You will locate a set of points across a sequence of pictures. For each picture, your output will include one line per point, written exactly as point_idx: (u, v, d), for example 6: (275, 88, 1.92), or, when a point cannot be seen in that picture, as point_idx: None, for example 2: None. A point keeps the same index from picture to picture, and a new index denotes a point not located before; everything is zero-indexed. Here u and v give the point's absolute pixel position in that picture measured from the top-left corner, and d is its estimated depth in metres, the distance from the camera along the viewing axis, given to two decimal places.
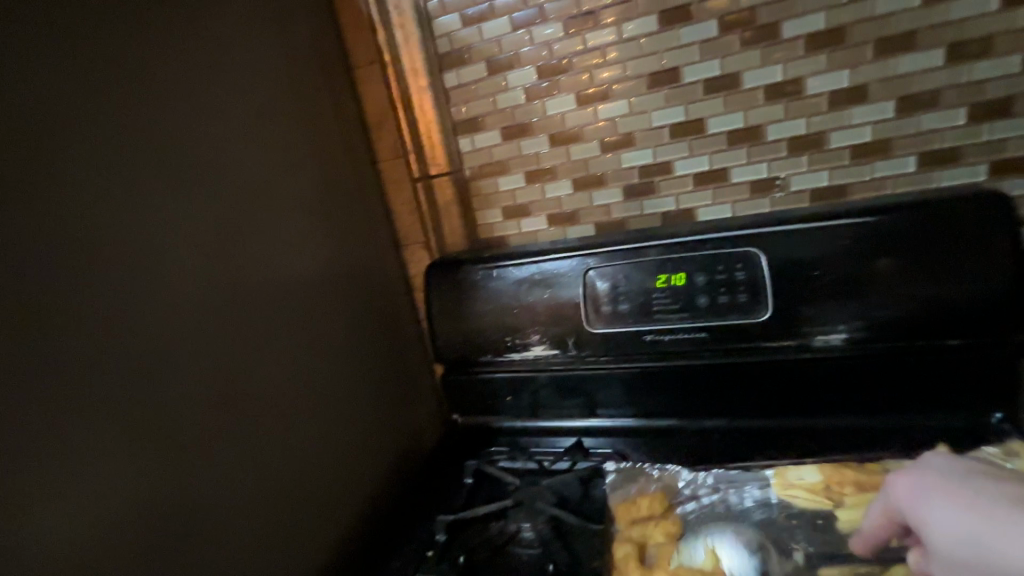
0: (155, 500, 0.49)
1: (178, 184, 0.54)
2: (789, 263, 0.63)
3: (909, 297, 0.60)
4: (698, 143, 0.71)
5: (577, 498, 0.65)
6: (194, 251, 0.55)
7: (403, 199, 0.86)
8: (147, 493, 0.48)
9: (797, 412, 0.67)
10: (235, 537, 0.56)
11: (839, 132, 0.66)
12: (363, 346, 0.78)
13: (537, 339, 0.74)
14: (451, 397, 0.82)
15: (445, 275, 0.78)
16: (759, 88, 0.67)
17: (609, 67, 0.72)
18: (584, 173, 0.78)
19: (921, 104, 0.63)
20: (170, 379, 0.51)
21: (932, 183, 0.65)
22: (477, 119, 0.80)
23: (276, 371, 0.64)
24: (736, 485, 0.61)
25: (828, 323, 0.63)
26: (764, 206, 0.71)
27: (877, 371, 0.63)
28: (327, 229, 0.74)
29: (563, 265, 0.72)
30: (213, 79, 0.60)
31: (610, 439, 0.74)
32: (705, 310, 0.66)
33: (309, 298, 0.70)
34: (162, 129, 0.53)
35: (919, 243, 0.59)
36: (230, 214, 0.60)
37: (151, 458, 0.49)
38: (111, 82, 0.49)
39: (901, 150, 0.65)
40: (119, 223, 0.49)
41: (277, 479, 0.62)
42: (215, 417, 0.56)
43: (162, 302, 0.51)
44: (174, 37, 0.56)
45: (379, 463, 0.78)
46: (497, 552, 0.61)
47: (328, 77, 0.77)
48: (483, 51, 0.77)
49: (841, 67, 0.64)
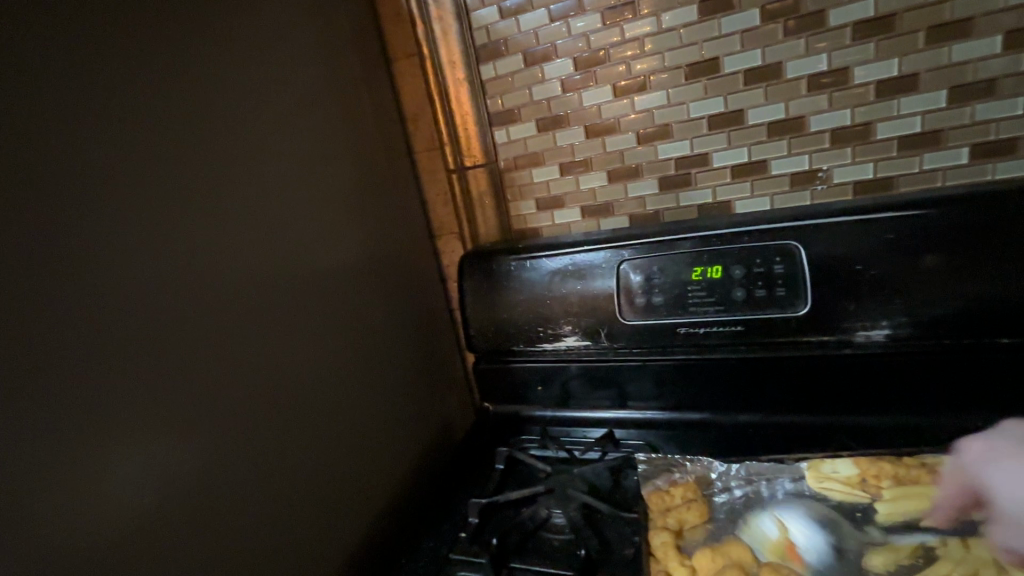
0: (202, 474, 0.52)
1: (227, 177, 0.58)
2: (830, 257, 0.62)
3: (955, 293, 0.58)
4: (736, 134, 0.70)
5: (608, 487, 0.66)
6: (241, 240, 0.58)
7: (438, 189, 0.88)
8: (196, 467, 0.52)
9: (836, 409, 0.66)
10: (272, 512, 0.59)
11: (886, 123, 0.64)
12: (396, 333, 0.80)
13: (569, 330, 0.74)
14: (482, 385, 0.83)
15: (478, 264, 0.80)
16: (803, 78, 0.66)
17: (646, 58, 0.72)
18: (619, 165, 0.77)
19: (975, 93, 0.60)
20: (217, 360, 0.54)
21: (986, 175, 0.62)
22: (512, 111, 0.81)
23: (314, 354, 0.66)
24: (768, 477, 0.60)
25: (869, 318, 0.61)
26: (806, 198, 0.70)
27: (921, 368, 0.61)
28: (364, 218, 0.77)
29: (596, 256, 0.72)
30: (258, 76, 0.62)
31: (641, 432, 0.75)
32: (741, 303, 0.66)
33: (347, 285, 0.72)
34: (212, 126, 0.57)
35: (968, 237, 0.57)
36: (272, 204, 0.63)
37: (198, 434, 0.52)
38: (166, 81, 0.52)
39: (953, 141, 0.63)
40: (171, 214, 0.52)
41: (317, 458, 0.65)
42: (258, 397, 0.59)
43: (206, 289, 0.54)
44: (225, 36, 0.59)
45: (411, 448, 0.80)
46: (529, 537, 0.62)
47: (367, 71, 0.79)
48: (520, 43, 0.77)
49: (888, 56, 0.62)
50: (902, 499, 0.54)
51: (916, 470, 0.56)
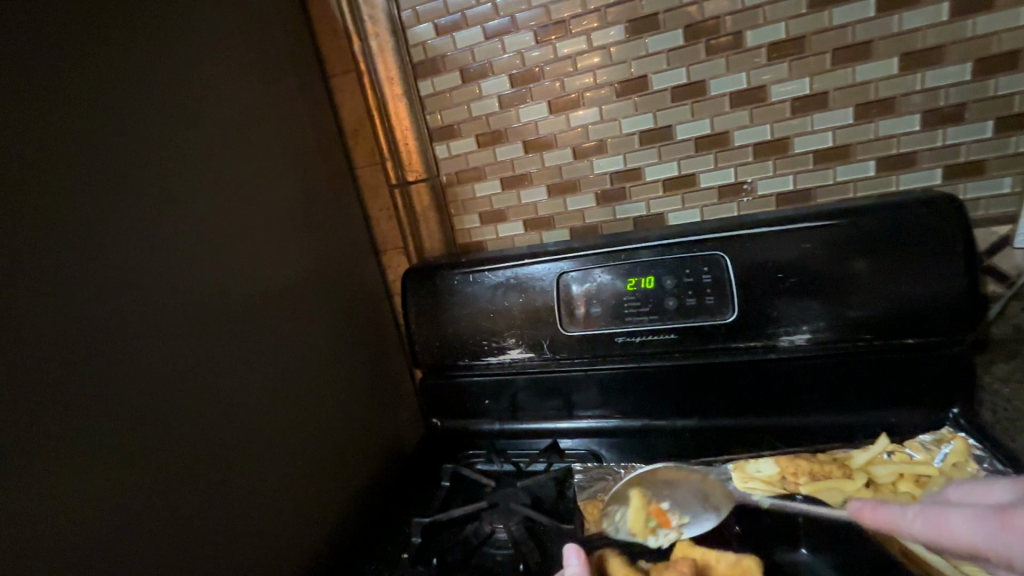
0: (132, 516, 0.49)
1: (158, 198, 0.55)
2: (756, 266, 0.65)
3: (868, 296, 0.62)
4: (667, 149, 0.73)
5: (552, 499, 0.67)
6: (175, 265, 0.56)
7: (381, 203, 0.87)
8: (129, 508, 0.48)
9: (767, 411, 0.69)
10: (209, 548, 0.55)
11: (802, 138, 0.68)
12: (341, 351, 0.79)
13: (513, 343, 0.75)
14: (430, 401, 0.83)
15: (421, 279, 0.79)
16: (726, 95, 0.69)
17: (581, 75, 0.73)
18: (558, 179, 0.79)
19: (879, 110, 0.65)
20: (152, 393, 0.52)
21: (891, 186, 0.67)
22: (452, 125, 0.82)
23: (253, 378, 0.64)
24: (698, 479, 0.62)
25: (793, 323, 0.64)
26: (733, 209, 0.73)
27: (840, 368, 0.65)
28: (306, 236, 0.75)
29: (537, 269, 0.73)
30: (188, 91, 0.60)
31: (584, 440, 0.76)
32: (675, 312, 0.68)
33: (289, 305, 0.71)
34: (139, 144, 0.54)
35: (877, 245, 0.61)
36: (205, 224, 0.60)
37: (130, 474, 0.49)
38: (89, 97, 0.49)
39: (862, 154, 0.67)
40: (95, 237, 0.48)
41: (261, 487, 0.63)
42: (195, 427, 0.56)
43: (135, 317, 0.51)
44: (150, 50, 0.56)
45: (358, 468, 0.79)
46: (472, 553, 0.62)
47: (302, 84, 0.78)
48: (457, 60, 0.78)
49: (802, 75, 0.66)
50: (816, 493, 0.56)
51: (829, 465, 0.59)
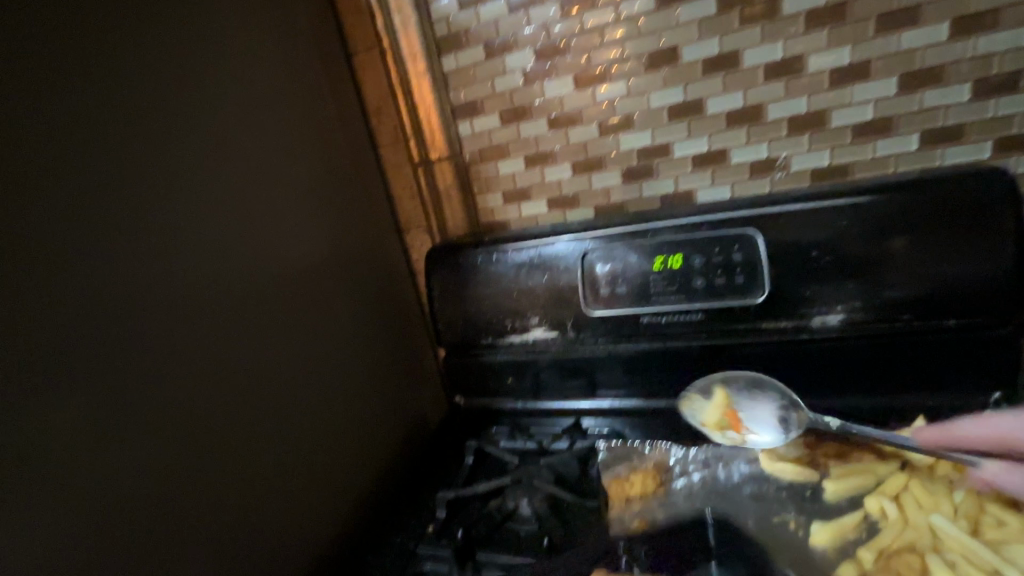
0: (164, 482, 0.51)
1: (186, 176, 0.56)
2: (787, 245, 0.63)
3: (907, 276, 0.60)
4: (697, 124, 0.71)
5: (575, 476, 0.67)
6: (203, 242, 0.57)
7: (404, 182, 0.87)
8: (161, 474, 0.51)
9: (796, 392, 0.67)
10: (239, 515, 0.58)
11: (840, 111, 0.65)
12: (365, 328, 0.80)
13: (537, 322, 0.75)
14: (453, 379, 0.84)
15: (445, 258, 0.79)
16: (760, 67, 0.66)
17: (608, 48, 0.71)
18: (583, 156, 0.78)
19: (924, 80, 0.61)
20: (180, 366, 0.53)
21: (934, 161, 0.64)
22: (475, 102, 0.81)
23: (280, 353, 0.65)
24: (725, 459, 0.60)
25: (826, 303, 0.63)
26: (764, 186, 0.71)
27: (874, 350, 0.63)
28: (329, 214, 0.76)
29: (561, 248, 0.72)
30: (212, 70, 0.60)
31: (608, 419, 0.76)
32: (702, 292, 0.66)
33: (314, 283, 0.72)
34: (166, 124, 0.55)
35: (918, 223, 0.59)
36: (231, 202, 0.61)
37: (161, 443, 0.51)
38: (115, 78, 0.50)
39: (906, 127, 0.64)
40: (123, 215, 0.50)
41: (288, 459, 0.65)
42: (223, 400, 0.58)
43: (163, 293, 0.53)
44: (175, 30, 0.57)
45: (383, 443, 0.80)
46: (496, 528, 0.63)
47: (325, 62, 0.77)
48: (481, 34, 0.76)
49: (842, 44, 0.63)
50: (850, 475, 0.54)
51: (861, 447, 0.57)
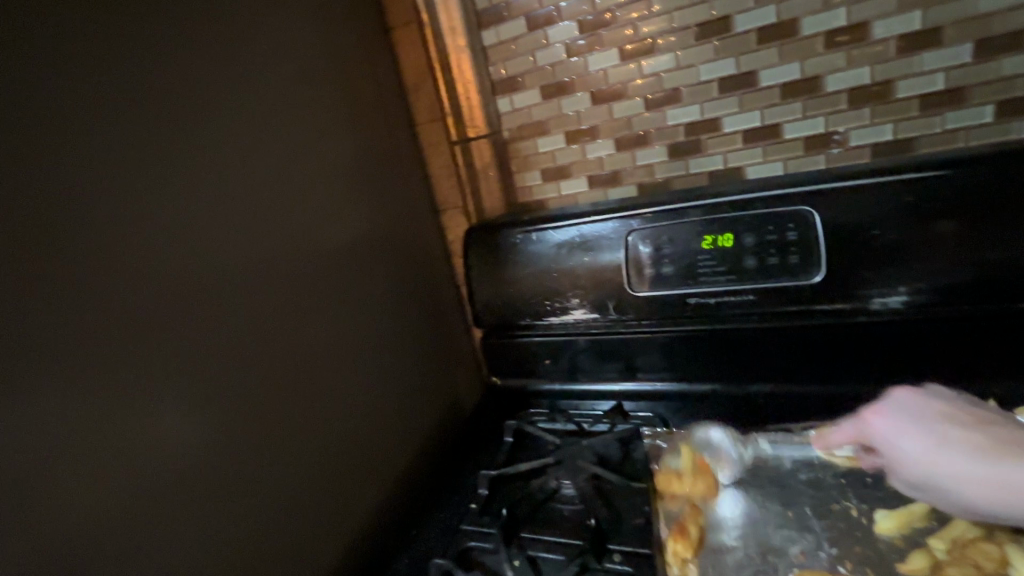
0: (211, 452, 0.52)
1: (226, 153, 0.57)
2: (846, 224, 0.60)
3: (979, 256, 0.56)
4: (748, 97, 0.68)
5: (618, 459, 0.65)
6: (245, 218, 0.57)
7: (440, 160, 0.86)
8: (209, 444, 0.52)
9: (850, 378, 0.65)
10: (282, 487, 0.59)
11: (905, 81, 0.61)
12: (402, 307, 0.80)
13: (577, 303, 0.73)
14: (489, 360, 0.83)
15: (483, 237, 0.78)
16: (819, 36, 0.63)
17: (655, 19, 0.68)
18: (626, 133, 0.75)
19: (1001, 46, 0.57)
20: (225, 340, 0.54)
21: (1010, 134, 0.60)
22: (515, 77, 0.79)
23: (320, 330, 0.66)
24: (776, 446, 0.61)
25: (886, 285, 0.60)
26: (819, 162, 0.67)
27: (938, 334, 0.60)
28: (367, 193, 0.75)
29: (604, 227, 0.70)
30: (253, 45, 0.60)
31: (652, 403, 0.74)
32: (753, 273, 0.64)
33: (352, 261, 0.72)
34: (208, 100, 0.55)
35: (994, 200, 0.55)
36: (269, 178, 0.61)
37: (209, 415, 0.52)
38: (159, 52, 0.51)
39: (978, 98, 0.60)
40: (168, 190, 0.51)
41: (329, 436, 0.65)
42: (264, 374, 0.58)
43: (208, 267, 0.53)
44: (215, 4, 0.57)
45: (420, 422, 0.81)
46: (539, 508, 0.62)
47: (364, 38, 0.76)
48: (522, 7, 0.74)
49: (909, 9, 0.59)
50: None
51: None
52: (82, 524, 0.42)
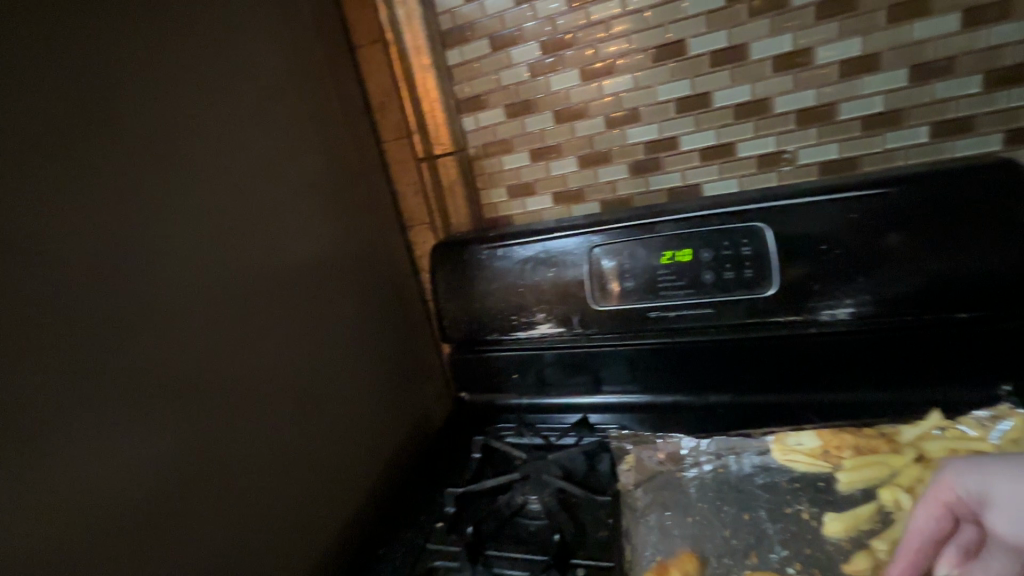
0: (167, 480, 0.50)
1: (186, 171, 0.55)
2: (797, 238, 0.62)
3: (919, 270, 0.59)
4: (703, 117, 0.70)
5: (582, 472, 0.66)
6: (206, 238, 0.56)
7: (407, 177, 0.86)
8: (166, 472, 0.50)
9: (805, 387, 0.67)
10: (242, 514, 0.57)
11: (848, 103, 0.65)
12: (369, 324, 0.79)
13: (542, 318, 0.74)
14: (458, 377, 0.83)
15: (449, 253, 0.79)
16: (767, 60, 0.66)
17: (614, 41, 0.71)
18: (589, 151, 0.77)
19: (934, 72, 0.61)
20: (184, 363, 0.52)
21: (944, 154, 0.64)
22: (479, 96, 0.80)
23: (284, 350, 0.64)
24: (736, 450, 0.62)
25: (836, 297, 0.62)
26: (771, 180, 0.70)
27: (885, 345, 0.63)
28: (333, 210, 0.75)
29: (568, 243, 0.72)
30: (216, 62, 0.60)
31: (614, 415, 0.76)
32: (711, 286, 0.66)
33: (318, 279, 0.71)
34: (167, 116, 0.54)
35: (930, 216, 0.58)
36: (233, 195, 0.60)
37: (166, 442, 0.50)
38: (115, 68, 0.49)
39: (913, 120, 0.63)
40: (125, 209, 0.49)
41: (295, 457, 0.64)
42: (226, 397, 0.57)
43: (167, 289, 0.52)
44: (175, 20, 0.56)
45: (387, 440, 0.80)
46: (505, 523, 0.62)
47: (328, 56, 0.76)
48: (485, 28, 0.76)
49: (849, 36, 0.62)
50: (865, 466, 0.56)
51: (875, 440, 0.58)
52: (26, 563, 0.39)
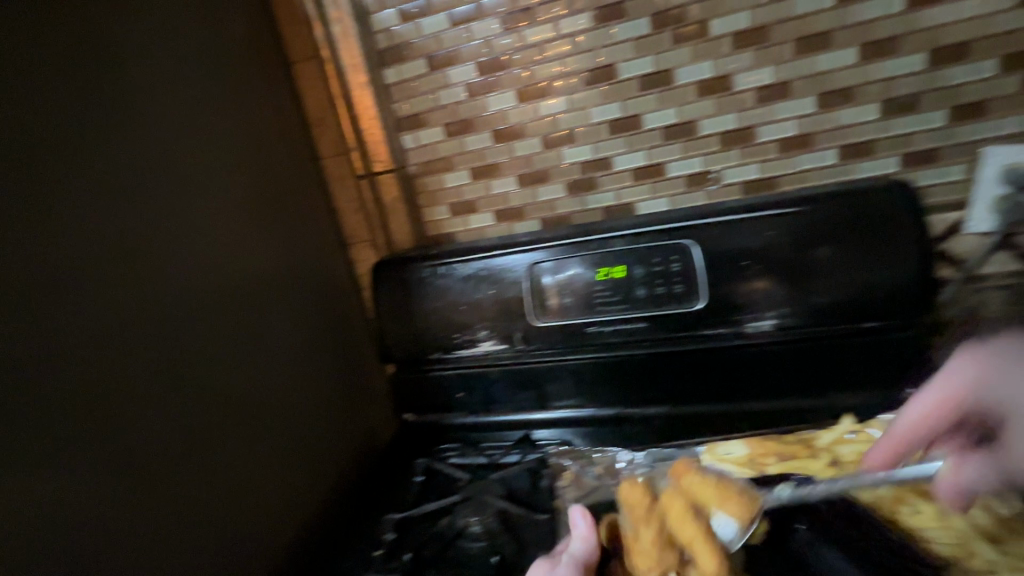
0: (82, 524, 0.46)
1: (106, 188, 0.51)
2: (721, 254, 0.66)
3: (832, 283, 0.64)
4: (635, 138, 0.73)
5: (527, 489, 0.67)
6: (128, 259, 0.53)
7: (347, 195, 0.85)
8: (80, 514, 0.46)
9: (736, 396, 0.70)
10: (172, 555, 0.53)
11: (766, 127, 0.69)
12: (311, 346, 0.77)
13: (485, 335, 0.74)
14: (402, 397, 0.82)
15: (390, 272, 0.78)
16: (691, 85, 0.69)
17: (549, 63, 0.73)
18: (527, 170, 0.78)
19: (840, 100, 0.66)
20: (104, 394, 0.48)
21: (852, 174, 0.69)
22: (418, 114, 0.80)
23: (220, 376, 0.61)
24: (669, 460, 0.63)
25: (758, 309, 0.66)
26: (700, 199, 0.74)
27: (803, 353, 0.67)
28: (271, 228, 0.72)
29: (507, 260, 0.72)
30: (139, 73, 0.56)
31: (558, 431, 0.76)
32: (644, 301, 0.68)
33: (255, 301, 0.68)
34: (82, 130, 0.50)
35: (839, 232, 0.63)
36: (161, 213, 0.57)
37: (80, 483, 0.46)
38: (20, 79, 0.46)
39: (824, 143, 0.68)
40: (31, 231, 0.45)
41: (230, 491, 0.60)
42: (155, 429, 0.53)
43: (82, 315, 0.48)
44: (94, 28, 0.52)
45: (335, 465, 0.77)
46: (445, 548, 0.62)
47: (262, 71, 0.74)
48: (422, 47, 0.76)
49: (765, 65, 0.66)
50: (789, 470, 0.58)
51: (795, 446, 0.61)
52: None
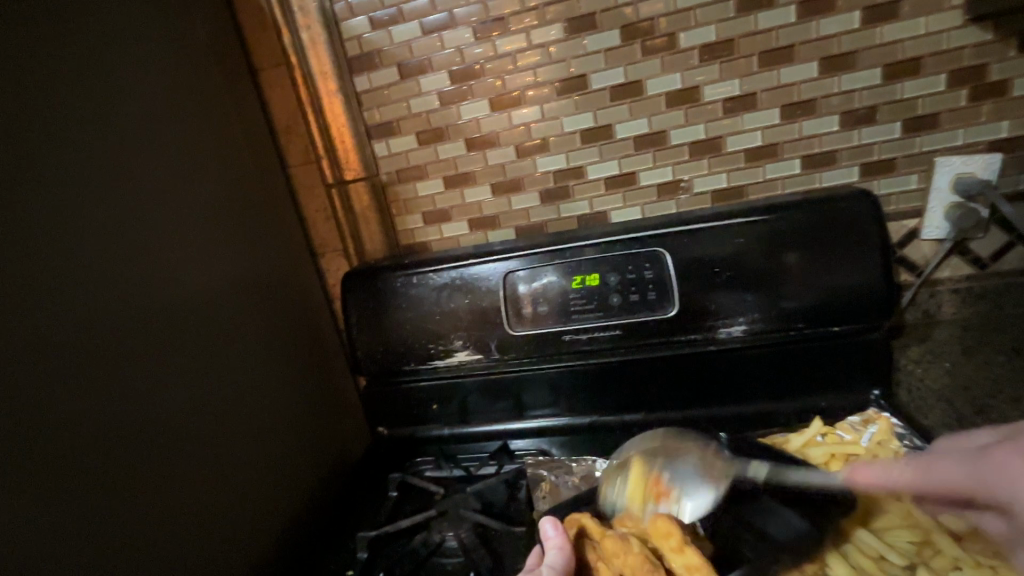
0: (45, 557, 0.42)
1: (63, 196, 0.49)
2: (693, 261, 0.66)
3: (800, 288, 0.65)
4: (608, 147, 0.74)
5: (501, 503, 0.66)
6: (90, 269, 0.50)
7: (317, 203, 0.83)
8: (43, 547, 0.42)
9: (709, 402, 0.71)
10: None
11: (733, 137, 0.71)
12: (281, 359, 0.74)
13: (461, 345, 0.73)
14: (374, 410, 0.80)
15: (363, 281, 0.76)
16: (661, 95, 0.70)
17: (522, 73, 0.73)
18: (501, 178, 0.78)
19: (803, 111, 0.68)
20: (62, 415, 0.45)
21: (816, 183, 0.71)
22: (390, 122, 0.79)
23: (187, 392, 0.58)
24: None
25: (730, 315, 0.67)
26: (672, 207, 0.75)
27: (775, 357, 0.68)
28: (239, 237, 0.70)
29: (483, 269, 0.72)
30: (101, 76, 0.54)
31: (535, 440, 0.75)
32: (618, 308, 0.69)
33: (223, 312, 0.65)
34: (39, 135, 0.47)
35: (805, 239, 0.64)
36: (124, 222, 0.54)
37: (42, 512, 0.43)
38: None
39: (789, 153, 0.70)
40: None
41: (200, 516, 0.57)
42: (120, 451, 0.49)
43: (39, 330, 0.45)
44: (51, 29, 0.50)
45: (304, 483, 0.74)
46: (421, 566, 0.60)
47: (226, 76, 0.72)
48: (394, 55, 0.75)
49: (731, 77, 0.68)
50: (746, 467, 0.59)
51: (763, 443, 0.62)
52: None
